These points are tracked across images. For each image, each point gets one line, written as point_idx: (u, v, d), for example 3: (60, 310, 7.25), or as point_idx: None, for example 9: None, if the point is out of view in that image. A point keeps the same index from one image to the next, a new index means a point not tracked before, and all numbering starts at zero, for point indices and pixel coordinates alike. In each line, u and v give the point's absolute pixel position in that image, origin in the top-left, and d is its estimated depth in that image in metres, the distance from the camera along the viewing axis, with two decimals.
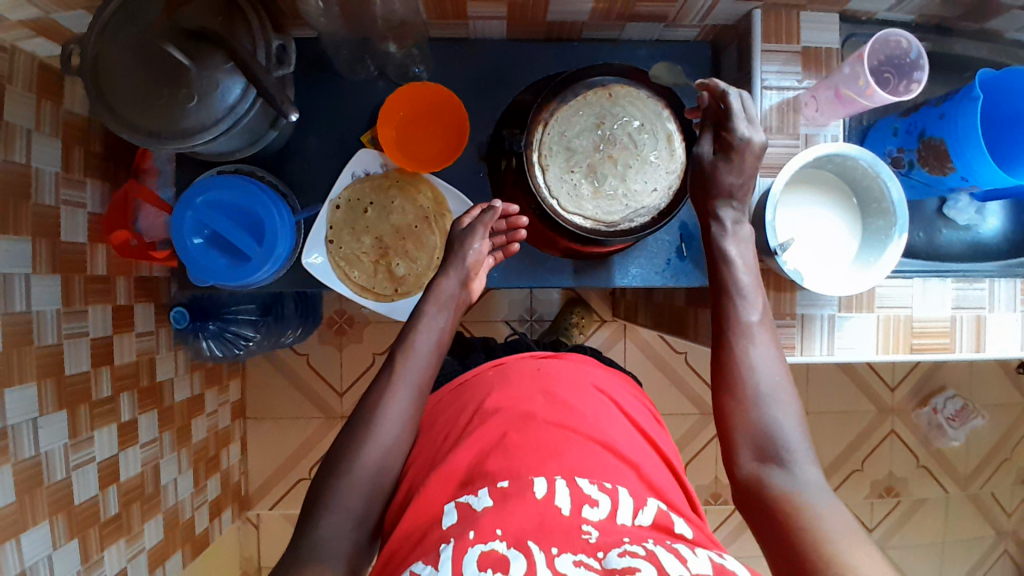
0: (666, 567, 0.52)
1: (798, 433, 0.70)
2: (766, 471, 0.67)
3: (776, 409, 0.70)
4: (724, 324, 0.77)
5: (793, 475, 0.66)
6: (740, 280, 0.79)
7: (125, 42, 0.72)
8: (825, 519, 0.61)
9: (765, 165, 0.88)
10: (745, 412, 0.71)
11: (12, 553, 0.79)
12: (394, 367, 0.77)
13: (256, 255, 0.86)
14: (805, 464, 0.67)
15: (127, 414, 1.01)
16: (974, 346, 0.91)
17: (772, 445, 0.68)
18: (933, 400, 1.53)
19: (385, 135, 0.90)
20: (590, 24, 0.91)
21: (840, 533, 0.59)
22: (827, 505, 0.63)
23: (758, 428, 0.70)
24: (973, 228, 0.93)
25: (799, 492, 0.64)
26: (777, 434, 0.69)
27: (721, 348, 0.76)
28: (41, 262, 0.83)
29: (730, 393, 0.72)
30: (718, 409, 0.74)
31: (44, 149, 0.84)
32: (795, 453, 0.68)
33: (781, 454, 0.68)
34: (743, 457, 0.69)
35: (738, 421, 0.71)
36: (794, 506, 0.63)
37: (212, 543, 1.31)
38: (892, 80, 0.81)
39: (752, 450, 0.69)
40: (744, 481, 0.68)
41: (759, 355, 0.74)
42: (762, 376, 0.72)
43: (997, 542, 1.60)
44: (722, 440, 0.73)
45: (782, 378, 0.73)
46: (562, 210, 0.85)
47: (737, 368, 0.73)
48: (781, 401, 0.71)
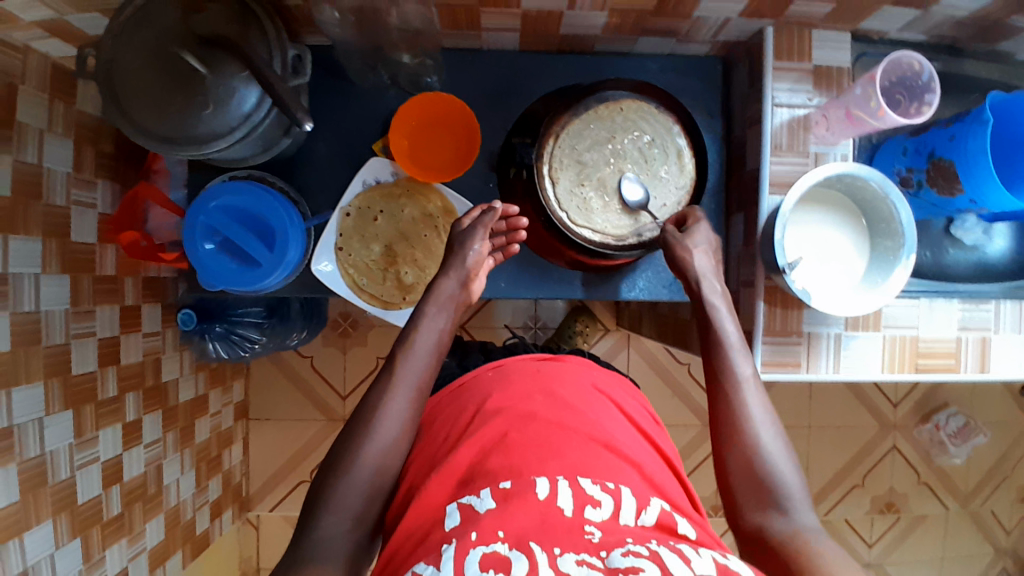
0: (670, 568, 0.51)
1: (798, 479, 0.70)
2: (768, 521, 0.67)
3: (774, 456, 0.70)
4: (713, 373, 0.77)
5: (794, 522, 0.66)
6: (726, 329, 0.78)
7: (143, 48, 0.72)
8: (833, 570, 0.60)
9: (774, 182, 0.88)
10: (742, 456, 0.71)
11: (14, 552, 0.79)
12: (394, 368, 0.76)
13: (266, 260, 0.86)
14: (804, 511, 0.67)
15: (132, 413, 1.01)
16: (979, 367, 0.91)
17: (773, 492, 0.68)
18: (934, 418, 1.52)
19: (397, 145, 0.91)
20: (603, 38, 0.91)
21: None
22: (831, 550, 0.63)
23: (756, 474, 0.69)
24: (980, 248, 0.94)
25: (803, 542, 0.64)
26: (777, 480, 0.69)
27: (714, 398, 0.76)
28: (50, 261, 0.83)
29: (727, 438, 0.72)
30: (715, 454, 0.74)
31: (56, 149, 0.84)
32: (795, 501, 0.67)
33: (783, 500, 0.68)
34: (746, 506, 0.69)
35: (736, 467, 0.71)
36: (800, 555, 0.62)
37: (212, 543, 1.32)
38: (903, 102, 0.82)
39: (753, 502, 0.68)
40: (749, 531, 0.68)
41: (755, 404, 0.73)
42: (758, 424, 0.72)
43: (995, 559, 1.60)
44: (722, 492, 0.72)
45: (777, 425, 0.73)
46: (571, 223, 0.86)
47: (734, 419, 0.73)
48: (778, 452, 0.71)
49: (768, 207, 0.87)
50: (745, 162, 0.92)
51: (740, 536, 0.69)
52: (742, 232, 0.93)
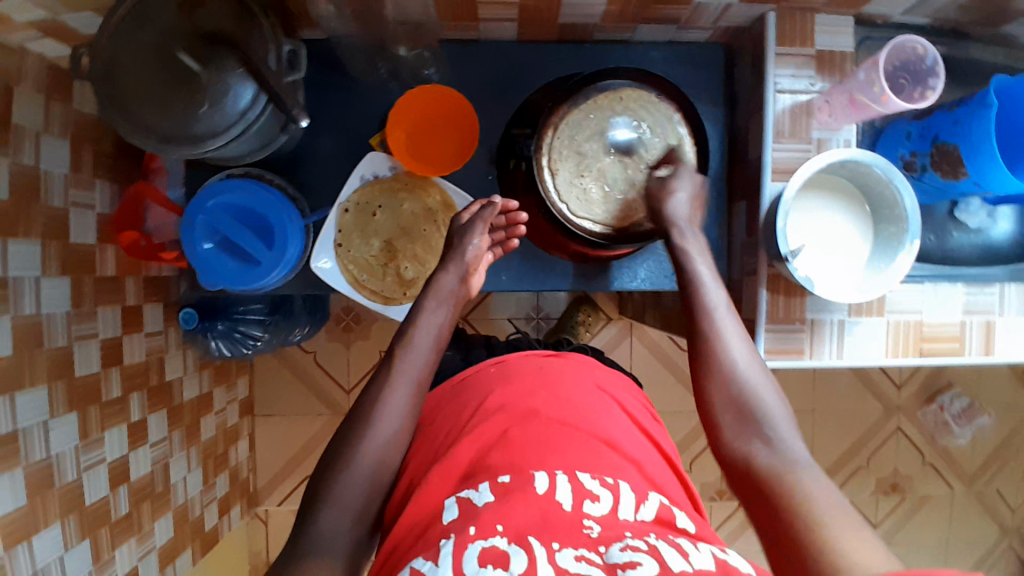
0: (668, 563, 0.51)
1: (780, 408, 0.72)
2: (749, 447, 0.69)
3: (756, 388, 0.72)
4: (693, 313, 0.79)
5: (777, 451, 0.68)
6: (700, 269, 0.81)
7: (137, 44, 0.71)
8: (812, 493, 0.61)
9: (777, 169, 0.87)
10: (724, 388, 0.73)
11: (24, 554, 0.79)
12: (394, 363, 0.76)
13: (266, 259, 0.86)
14: (784, 437, 0.69)
15: (137, 413, 1.01)
16: (984, 348, 0.91)
17: (755, 422, 0.70)
18: (939, 398, 1.53)
19: (395, 138, 0.89)
20: (603, 26, 0.90)
21: (829, 508, 0.59)
22: (807, 472, 0.65)
23: (739, 406, 0.72)
24: (984, 231, 0.93)
25: (784, 465, 0.66)
26: (760, 411, 0.71)
27: (695, 337, 0.78)
28: (50, 263, 0.83)
29: (710, 374, 0.75)
30: (699, 389, 0.76)
31: (53, 150, 0.83)
32: (774, 428, 0.70)
33: (765, 429, 0.70)
34: (729, 435, 0.72)
35: (719, 400, 0.73)
36: (781, 481, 0.64)
37: (221, 538, 1.33)
38: (907, 87, 0.81)
39: (735, 431, 0.71)
40: (732, 458, 0.70)
41: (731, 340, 0.76)
42: (740, 360, 0.74)
43: (1000, 539, 1.60)
44: (706, 424, 0.74)
45: (758, 361, 0.75)
46: (571, 215, 0.85)
47: (712, 355, 0.75)
48: (756, 382, 0.73)
49: (771, 194, 0.86)
50: (748, 149, 0.91)
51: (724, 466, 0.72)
52: (745, 221, 0.92)
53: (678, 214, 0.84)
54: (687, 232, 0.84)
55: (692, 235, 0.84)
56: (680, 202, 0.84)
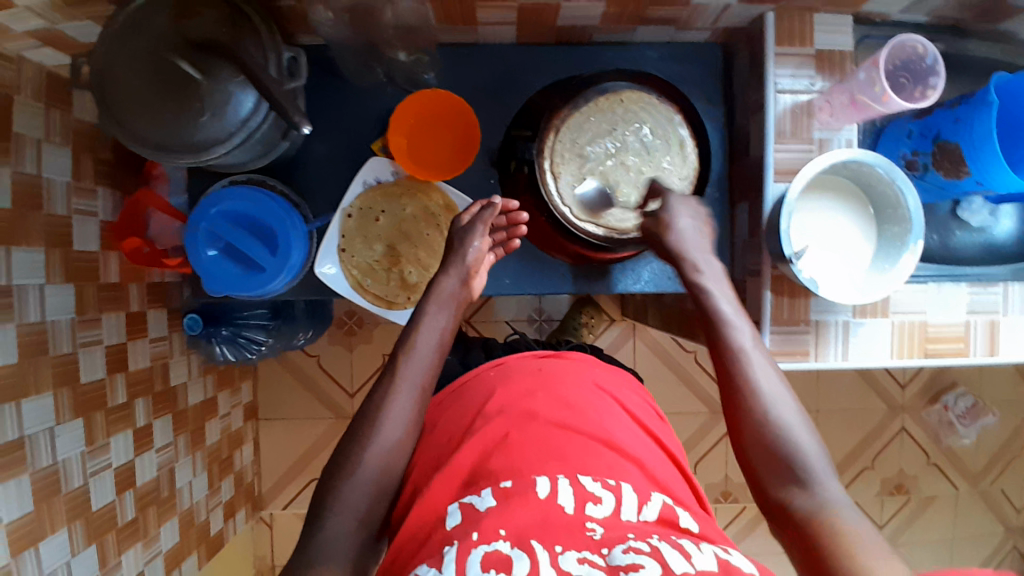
0: (671, 564, 0.51)
1: (817, 449, 0.70)
2: (787, 490, 0.68)
3: (791, 430, 0.71)
4: (720, 355, 0.77)
5: (819, 498, 0.66)
6: (723, 309, 0.80)
7: (133, 53, 0.71)
8: (862, 549, 0.59)
9: (779, 170, 0.87)
10: (757, 434, 0.71)
11: (31, 561, 0.80)
12: (396, 367, 0.76)
13: (270, 265, 0.86)
14: (823, 477, 0.67)
15: (142, 419, 1.01)
16: (989, 350, 0.90)
17: (793, 468, 0.68)
18: (943, 397, 1.53)
19: (396, 144, 0.90)
20: (601, 28, 0.90)
21: (881, 563, 0.58)
22: (850, 517, 0.63)
23: (773, 452, 0.70)
24: (987, 230, 0.93)
25: (826, 511, 0.64)
26: (797, 455, 0.69)
27: (724, 380, 0.76)
28: (54, 271, 0.83)
29: (742, 418, 0.73)
30: (731, 432, 0.74)
31: (55, 158, 0.84)
32: (813, 468, 0.68)
33: (803, 474, 0.68)
34: (766, 481, 0.70)
35: (753, 446, 0.71)
36: (822, 529, 0.63)
37: (226, 543, 1.33)
38: (908, 86, 0.80)
39: (772, 473, 0.69)
40: (773, 505, 0.69)
41: (760, 375, 0.74)
42: (772, 403, 0.72)
43: (1007, 538, 1.60)
44: (740, 463, 0.73)
45: (792, 400, 0.73)
46: (574, 218, 0.85)
47: (742, 393, 0.74)
48: (790, 419, 0.71)
49: (773, 195, 0.86)
50: (748, 150, 0.91)
51: (764, 506, 0.71)
52: (747, 222, 0.92)
53: (687, 247, 0.84)
54: (701, 266, 0.83)
55: (707, 266, 0.83)
56: (685, 232, 0.84)
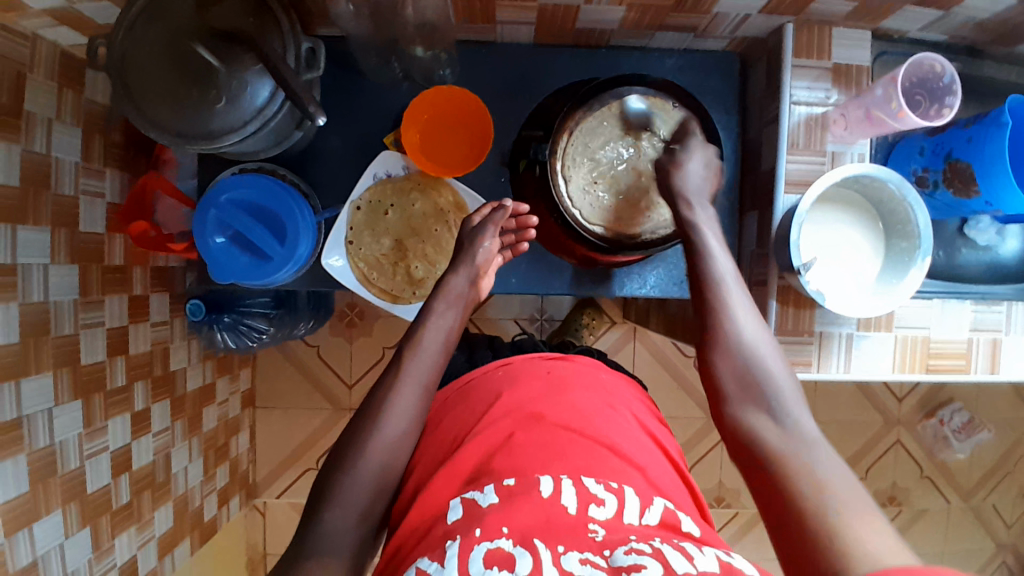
0: (673, 565, 0.51)
1: (787, 383, 0.73)
2: (754, 418, 0.71)
3: (765, 362, 0.73)
4: (699, 289, 0.79)
5: (784, 429, 0.68)
6: (710, 241, 0.81)
7: (155, 40, 0.71)
8: (820, 469, 0.62)
9: (790, 182, 0.87)
10: (731, 364, 0.74)
11: (24, 541, 0.79)
12: (401, 364, 0.77)
13: (277, 255, 0.86)
14: (790, 410, 0.70)
15: (140, 403, 1.01)
16: (989, 369, 0.91)
17: (763, 398, 0.71)
18: (940, 412, 1.53)
19: (409, 138, 0.89)
20: (620, 32, 0.90)
21: (840, 489, 0.60)
22: (815, 444, 0.66)
23: (746, 381, 0.73)
24: (992, 249, 0.93)
25: (791, 439, 0.67)
26: (767, 387, 0.72)
27: (702, 312, 0.78)
28: (59, 251, 0.83)
29: (716, 350, 0.75)
30: (704, 360, 0.77)
31: (65, 138, 0.83)
32: (782, 401, 0.71)
33: (772, 407, 0.70)
34: (735, 408, 0.72)
35: (726, 376, 0.74)
36: (785, 452, 0.66)
37: (219, 529, 1.33)
38: (923, 103, 0.81)
39: (743, 400, 0.72)
40: (737, 430, 0.71)
41: (739, 310, 0.77)
42: (749, 337, 0.75)
43: (995, 553, 1.61)
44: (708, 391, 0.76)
45: (767, 336, 0.76)
46: (583, 220, 0.86)
47: (719, 324, 0.76)
48: (763, 353, 0.74)
49: (784, 205, 0.86)
50: (760, 160, 0.91)
51: (725, 432, 0.73)
52: (756, 232, 0.92)
53: (687, 188, 0.83)
54: (695, 202, 0.83)
55: (702, 209, 0.83)
56: (692, 174, 0.84)
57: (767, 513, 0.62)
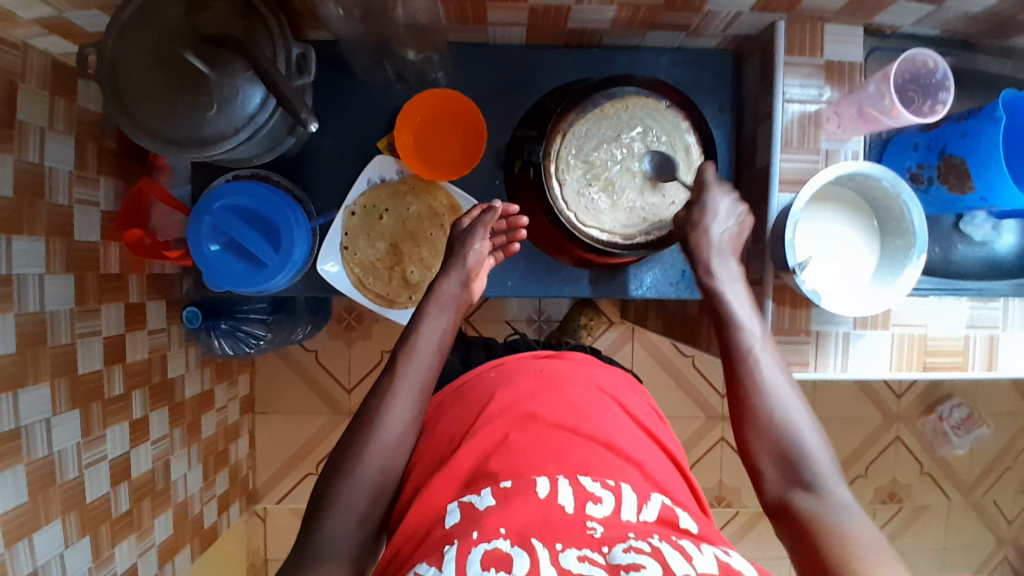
0: (672, 566, 0.51)
1: (824, 453, 0.71)
2: (793, 494, 0.69)
3: (799, 433, 0.72)
4: (732, 356, 0.78)
5: (822, 498, 0.67)
6: (734, 308, 0.81)
7: (145, 48, 0.71)
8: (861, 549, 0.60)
9: (784, 180, 0.87)
10: (765, 437, 0.73)
11: (24, 551, 0.79)
12: (396, 369, 0.76)
13: (272, 261, 0.86)
14: (830, 484, 0.68)
15: (139, 411, 1.01)
16: (986, 365, 0.91)
17: (802, 472, 0.69)
18: (939, 408, 1.53)
19: (402, 142, 0.89)
20: (612, 31, 0.90)
21: (881, 559, 0.59)
22: (857, 522, 0.64)
23: (782, 454, 0.71)
24: (988, 245, 0.93)
25: (832, 515, 0.65)
26: (802, 455, 0.71)
27: (733, 378, 0.78)
28: (54, 261, 0.82)
29: (750, 418, 0.74)
30: (739, 432, 0.76)
31: (58, 147, 0.83)
32: (821, 475, 0.69)
33: (808, 475, 0.69)
34: (771, 479, 0.71)
35: (760, 446, 0.73)
36: (826, 529, 0.64)
37: (220, 536, 1.33)
38: (916, 100, 0.81)
39: (781, 475, 0.71)
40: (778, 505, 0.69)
41: (771, 379, 0.76)
42: (782, 404, 0.74)
43: (997, 549, 1.61)
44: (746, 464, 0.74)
45: (801, 404, 0.75)
46: (579, 223, 0.86)
47: (750, 395, 0.75)
48: (799, 424, 0.73)
49: (779, 204, 0.86)
50: (755, 158, 0.91)
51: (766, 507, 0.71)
52: (751, 231, 0.92)
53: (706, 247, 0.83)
54: (715, 267, 0.83)
55: (722, 264, 0.83)
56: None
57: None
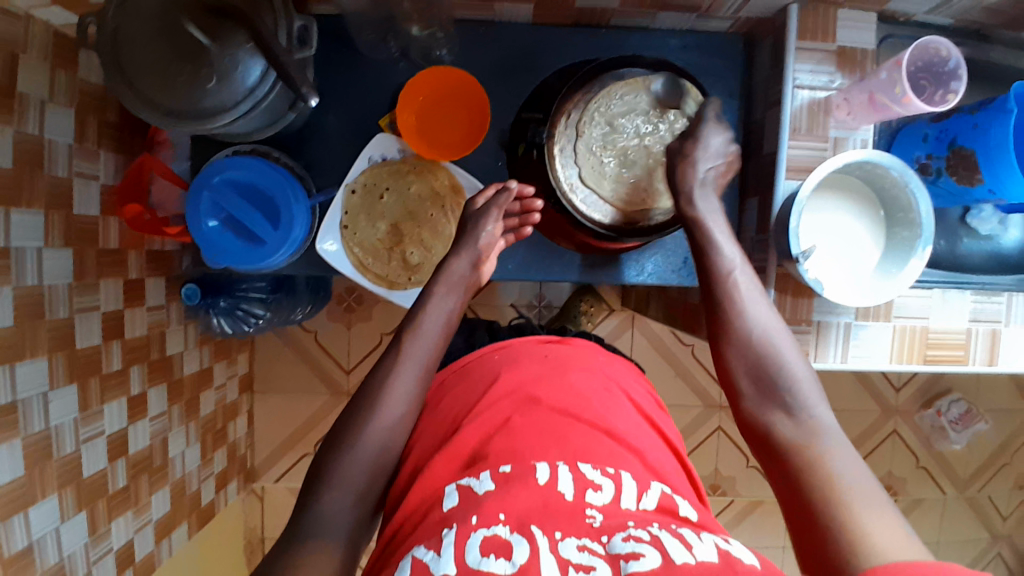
0: (671, 553, 0.51)
1: (807, 376, 0.71)
2: (772, 416, 0.69)
3: (779, 353, 0.72)
4: (710, 280, 0.78)
5: (801, 424, 0.67)
6: (717, 236, 0.80)
7: (146, 17, 0.70)
8: (837, 471, 0.60)
9: (791, 168, 0.85)
10: (743, 353, 0.73)
11: (20, 525, 0.79)
12: (401, 345, 0.76)
13: (271, 239, 0.85)
14: (812, 407, 0.68)
15: (136, 387, 1.01)
16: (987, 360, 0.90)
17: (780, 392, 0.69)
18: (938, 402, 1.53)
19: (405, 121, 0.88)
20: (621, 12, 0.88)
21: (855, 485, 0.59)
22: (839, 448, 0.63)
23: (759, 374, 0.71)
24: (995, 238, 0.92)
25: (811, 440, 0.65)
26: (781, 376, 0.70)
27: (711, 304, 0.77)
28: (52, 233, 0.82)
29: (726, 338, 0.74)
30: (716, 352, 0.76)
31: (57, 119, 0.82)
32: (803, 397, 0.69)
33: (785, 396, 0.69)
34: (748, 396, 0.71)
35: (739, 366, 0.73)
36: (803, 452, 0.64)
37: (217, 513, 1.33)
38: (928, 88, 0.80)
39: (762, 394, 0.70)
40: (757, 427, 0.69)
41: (751, 304, 0.75)
42: (758, 326, 0.74)
43: (991, 544, 1.61)
44: (724, 383, 0.75)
45: (780, 328, 0.74)
46: (581, 206, 0.86)
47: (729, 316, 0.75)
48: (779, 343, 0.73)
49: (784, 191, 0.85)
50: (762, 145, 0.90)
51: (744, 428, 0.71)
52: (756, 218, 0.91)
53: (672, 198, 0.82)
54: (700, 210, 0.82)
55: (704, 200, 0.82)
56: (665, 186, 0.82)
57: (785, 505, 0.62)
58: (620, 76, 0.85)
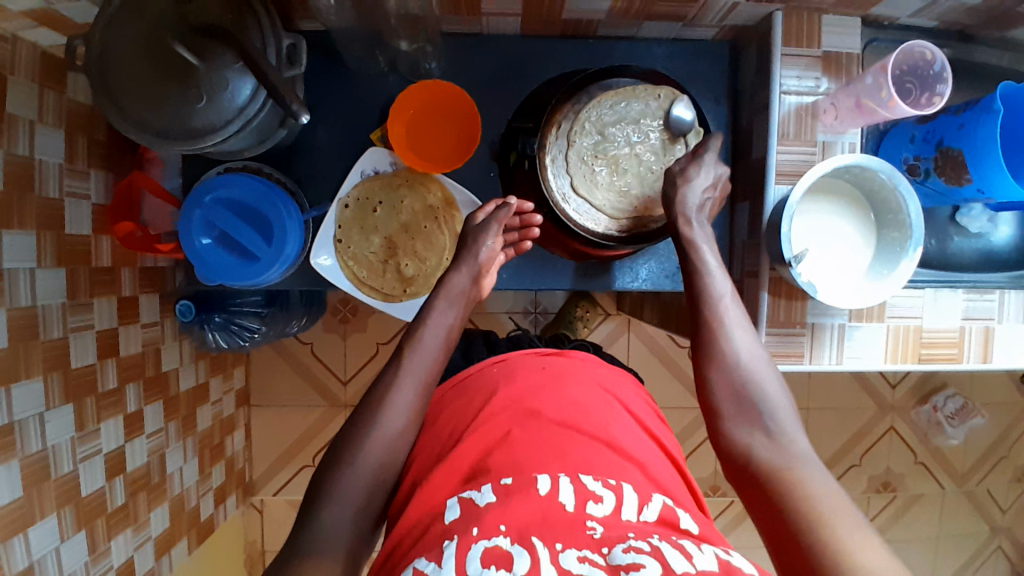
0: (673, 564, 0.51)
1: (785, 404, 0.72)
2: (752, 439, 0.69)
3: (759, 378, 0.73)
4: (696, 299, 0.79)
5: (780, 446, 0.68)
6: (707, 258, 0.81)
7: (133, 39, 0.71)
8: (818, 496, 0.61)
9: (780, 173, 0.86)
10: (726, 375, 0.73)
11: (20, 546, 0.79)
12: (401, 360, 0.76)
13: (265, 255, 0.85)
14: (791, 434, 0.69)
15: (132, 405, 1.01)
16: (981, 356, 0.91)
17: (761, 417, 0.70)
18: (933, 397, 1.54)
19: (395, 134, 0.88)
20: (608, 21, 0.89)
21: (833, 507, 0.60)
22: (818, 474, 0.64)
23: (741, 398, 0.72)
24: (985, 236, 0.93)
25: (790, 465, 0.65)
26: (762, 404, 0.71)
27: (698, 323, 0.78)
28: (45, 254, 0.81)
29: (711, 365, 0.75)
30: (698, 374, 0.76)
31: (48, 140, 0.82)
32: (782, 423, 0.70)
33: (768, 422, 0.70)
34: (730, 423, 0.71)
35: (721, 388, 0.73)
36: (784, 476, 0.64)
37: (216, 528, 1.33)
38: (914, 91, 0.81)
39: (743, 419, 0.71)
40: (736, 451, 0.70)
41: (736, 328, 0.76)
42: (742, 353, 0.74)
43: (991, 537, 1.62)
44: (704, 406, 0.75)
45: (762, 356, 0.75)
46: (575, 215, 0.87)
47: (714, 337, 0.76)
48: (760, 369, 0.74)
49: (774, 196, 0.86)
50: (751, 150, 0.90)
51: (722, 453, 0.72)
52: (747, 223, 0.92)
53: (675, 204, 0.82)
54: (693, 220, 0.82)
55: (698, 226, 0.82)
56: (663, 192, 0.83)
57: (766, 532, 0.62)
58: (609, 86, 0.86)
